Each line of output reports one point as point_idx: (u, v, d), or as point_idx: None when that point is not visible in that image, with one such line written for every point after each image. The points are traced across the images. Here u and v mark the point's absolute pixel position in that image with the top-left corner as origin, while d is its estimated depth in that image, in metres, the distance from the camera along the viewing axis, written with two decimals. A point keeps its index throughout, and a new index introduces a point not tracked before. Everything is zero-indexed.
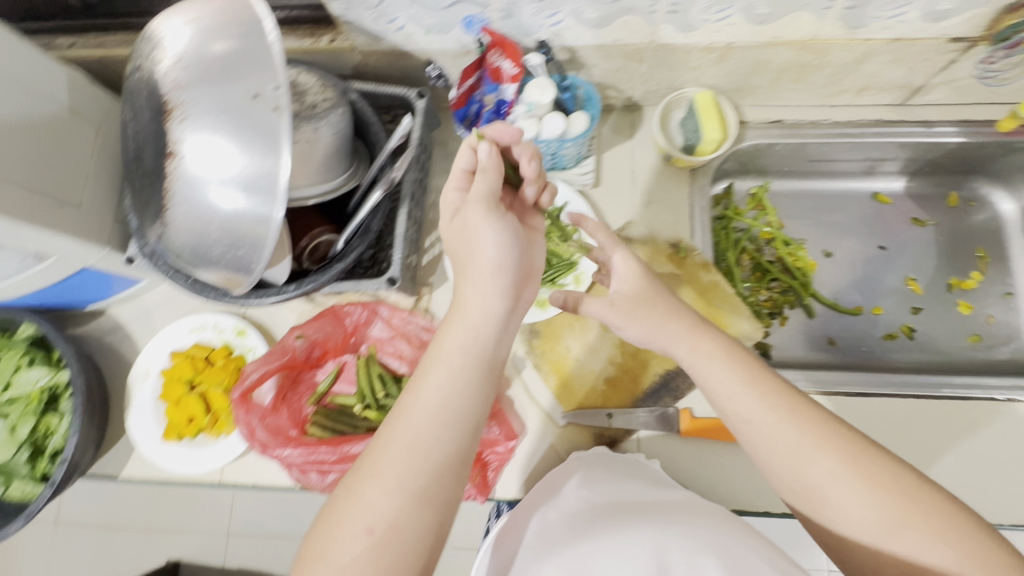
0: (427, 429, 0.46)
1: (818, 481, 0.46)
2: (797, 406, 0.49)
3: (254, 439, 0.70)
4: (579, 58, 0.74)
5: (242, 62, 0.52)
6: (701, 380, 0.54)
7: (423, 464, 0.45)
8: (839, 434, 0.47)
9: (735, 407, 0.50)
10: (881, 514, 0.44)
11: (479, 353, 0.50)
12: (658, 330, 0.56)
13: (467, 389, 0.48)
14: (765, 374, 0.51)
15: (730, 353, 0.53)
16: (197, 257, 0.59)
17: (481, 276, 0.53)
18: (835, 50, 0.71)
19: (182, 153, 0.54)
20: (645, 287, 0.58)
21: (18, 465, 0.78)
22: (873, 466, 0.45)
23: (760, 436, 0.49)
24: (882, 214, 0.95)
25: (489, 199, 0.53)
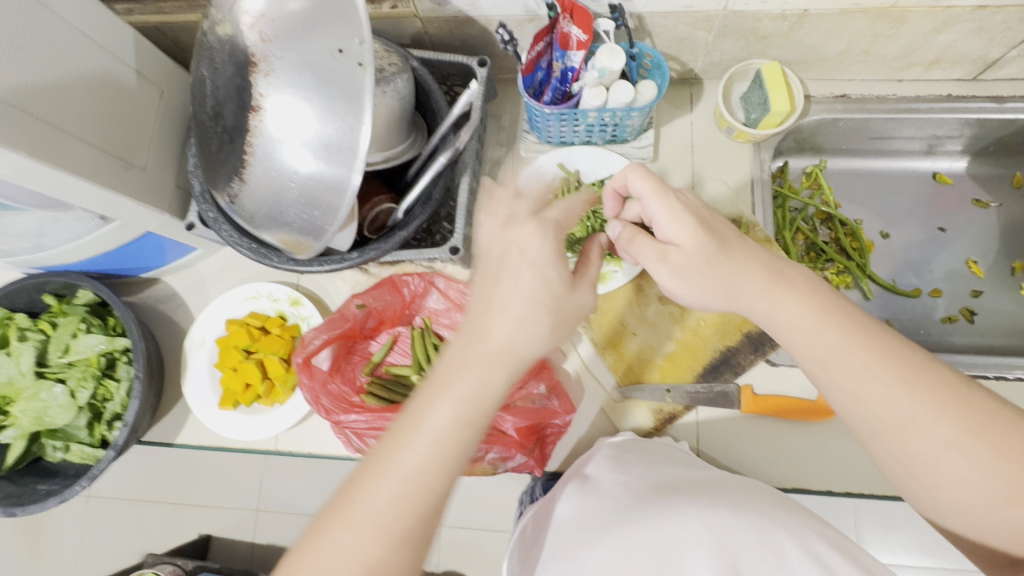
0: (419, 475, 0.43)
1: (929, 452, 0.42)
2: (908, 372, 0.43)
3: (318, 404, 0.70)
4: (646, 26, 0.72)
5: (328, 16, 0.51)
6: (788, 341, 0.48)
7: (413, 507, 0.43)
8: (964, 396, 0.42)
9: (834, 374, 0.45)
10: (1005, 487, 0.40)
11: (486, 395, 0.45)
12: (722, 291, 0.50)
13: (464, 430, 0.44)
14: (874, 331, 0.45)
15: (824, 312, 0.46)
16: (271, 218, 0.59)
17: (502, 318, 0.47)
18: (914, 19, 0.69)
19: (263, 110, 0.53)
20: (704, 240, 0.50)
21: (77, 429, 0.78)
22: (1003, 436, 0.41)
23: (863, 406, 0.44)
24: (942, 195, 0.93)
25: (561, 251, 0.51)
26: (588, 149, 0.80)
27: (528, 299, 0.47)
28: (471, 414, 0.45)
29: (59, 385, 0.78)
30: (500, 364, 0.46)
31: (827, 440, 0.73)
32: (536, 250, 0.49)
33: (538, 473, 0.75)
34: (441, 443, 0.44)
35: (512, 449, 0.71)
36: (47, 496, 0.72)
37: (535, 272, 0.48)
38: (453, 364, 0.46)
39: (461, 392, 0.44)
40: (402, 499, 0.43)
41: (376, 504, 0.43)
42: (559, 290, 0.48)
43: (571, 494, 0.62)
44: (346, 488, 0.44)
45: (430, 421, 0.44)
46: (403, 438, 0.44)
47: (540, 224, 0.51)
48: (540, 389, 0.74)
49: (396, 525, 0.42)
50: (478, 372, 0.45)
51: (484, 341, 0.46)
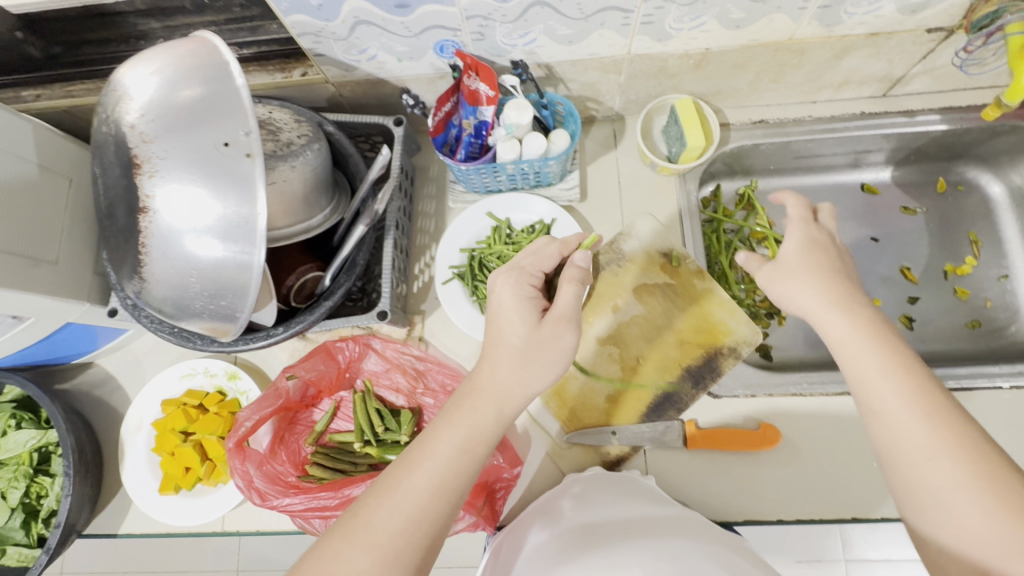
0: (420, 499, 0.47)
1: (936, 481, 0.44)
2: (934, 410, 0.47)
3: (252, 489, 0.69)
4: (556, 74, 0.73)
5: (211, 110, 0.51)
6: (840, 356, 0.53)
7: (412, 531, 0.46)
8: (981, 448, 0.44)
9: (867, 390, 0.50)
10: (1001, 530, 0.41)
11: (483, 431, 0.51)
12: (812, 302, 0.57)
13: (461, 459, 0.49)
14: (915, 368, 0.49)
15: (882, 339, 0.52)
16: (178, 309, 0.57)
17: (489, 359, 0.55)
18: (813, 49, 0.70)
19: (154, 209, 0.52)
20: (801, 256, 0.59)
21: (12, 531, 0.75)
22: (1013, 489, 0.42)
23: (884, 422, 0.48)
24: (872, 205, 0.95)
25: (529, 299, 0.57)
26: (513, 196, 0.81)
27: (522, 342, 0.55)
28: (472, 446, 0.50)
29: None
30: (495, 405, 0.52)
31: (776, 468, 0.73)
32: (501, 291, 0.58)
33: (489, 530, 0.73)
34: (443, 469, 0.48)
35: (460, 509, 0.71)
36: None
37: (510, 314, 0.56)
38: (457, 399, 0.53)
39: (461, 423, 0.51)
40: (400, 522, 0.46)
41: (378, 522, 0.46)
42: (528, 329, 0.55)
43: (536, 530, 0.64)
44: (353, 507, 0.48)
45: (433, 448, 0.49)
46: (412, 463, 0.49)
47: (510, 271, 0.60)
48: None
49: (392, 548, 0.45)
50: (475, 405, 0.52)
51: (481, 380, 0.54)
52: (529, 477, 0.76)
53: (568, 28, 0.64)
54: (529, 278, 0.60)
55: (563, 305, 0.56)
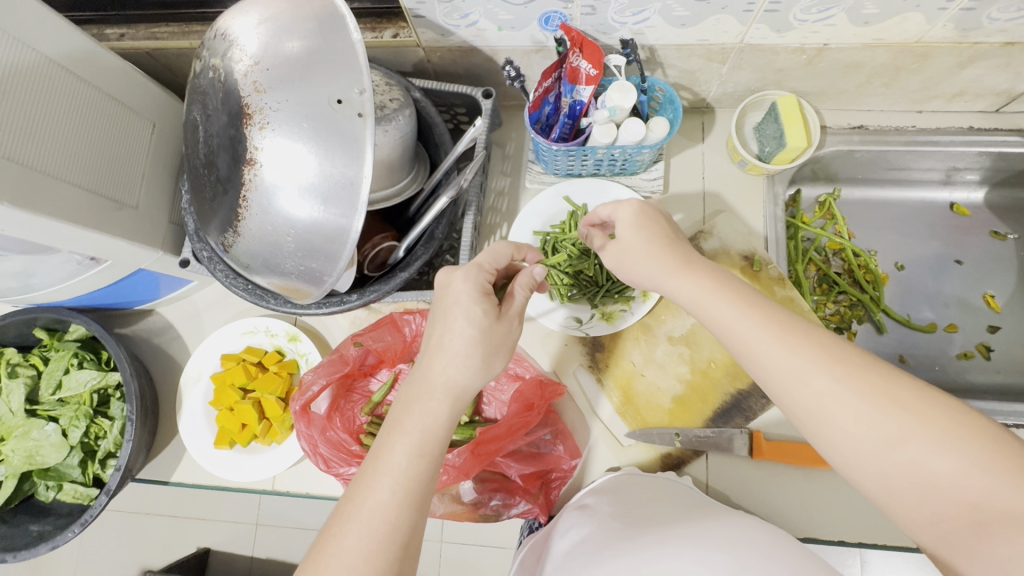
0: (386, 513, 0.44)
1: (811, 402, 0.42)
2: (786, 327, 0.45)
3: (316, 454, 0.69)
4: (659, 58, 0.70)
5: (328, 65, 0.49)
6: (690, 311, 0.51)
7: (381, 553, 0.42)
8: (836, 349, 0.43)
9: (727, 334, 0.47)
10: (881, 427, 0.39)
11: (437, 428, 0.48)
12: (649, 274, 0.55)
13: (420, 463, 0.46)
14: (755, 297, 0.48)
15: (716, 283, 0.50)
16: (267, 267, 0.56)
17: (439, 356, 0.51)
18: (938, 54, 0.66)
19: (259, 162, 0.51)
20: (641, 233, 0.56)
21: (69, 468, 0.76)
22: (876, 378, 0.40)
23: (751, 362, 0.45)
24: (958, 226, 0.90)
25: (483, 291, 0.53)
26: (594, 182, 0.77)
27: (459, 334, 0.51)
28: (427, 449, 0.47)
29: (52, 423, 0.76)
30: (443, 396, 0.49)
31: (839, 485, 0.71)
32: (461, 289, 0.53)
33: (543, 519, 0.72)
34: (402, 478, 0.45)
35: (516, 494, 0.70)
36: (39, 540, 0.70)
37: (462, 307, 0.52)
38: (403, 403, 0.50)
39: (412, 427, 0.47)
40: (372, 540, 0.43)
41: (346, 549, 0.42)
42: (487, 324, 0.52)
43: (570, 528, 0.64)
44: (317, 540, 0.44)
45: (387, 459, 0.46)
46: (367, 480, 0.45)
47: (463, 267, 0.55)
48: (545, 434, 0.73)
49: (367, 571, 0.41)
50: (424, 406, 0.49)
51: (428, 376, 0.50)
52: (584, 470, 0.74)
53: (686, 10, 0.60)
54: (488, 276, 0.55)
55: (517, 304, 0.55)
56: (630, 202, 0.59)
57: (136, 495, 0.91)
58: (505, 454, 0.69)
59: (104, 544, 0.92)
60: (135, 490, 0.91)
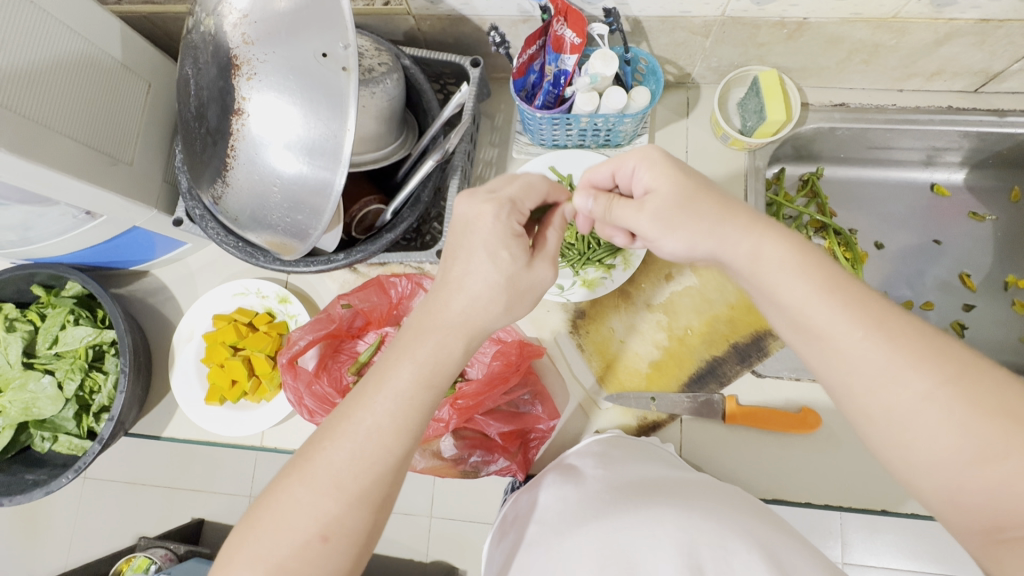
0: (380, 437, 0.47)
1: (902, 405, 0.40)
2: (881, 318, 0.42)
3: (302, 405, 0.71)
4: (643, 30, 0.71)
5: (313, 20, 0.50)
6: (764, 288, 0.47)
7: (369, 471, 0.46)
8: (937, 347, 0.40)
9: (810, 318, 0.44)
10: (974, 441, 0.38)
11: (446, 363, 0.50)
12: (708, 231, 0.49)
13: (422, 394, 0.49)
14: (844, 278, 0.44)
15: (800, 255, 0.46)
16: (255, 220, 0.58)
17: (459, 294, 0.52)
18: (915, 30, 0.68)
19: (247, 113, 0.52)
20: (680, 183, 0.50)
21: (65, 421, 0.79)
22: (977, 387, 0.39)
23: (834, 353, 0.43)
24: (938, 206, 0.92)
25: (511, 235, 0.53)
26: (580, 153, 0.79)
27: (486, 278, 0.51)
28: (430, 382, 0.49)
29: (48, 376, 0.79)
30: (458, 333, 0.51)
31: (808, 451, 0.73)
32: (489, 230, 0.52)
33: (521, 477, 0.75)
34: (403, 407, 0.48)
35: (495, 452, 0.73)
36: (35, 486, 0.73)
37: (486, 252, 0.52)
38: (417, 330, 0.51)
39: (422, 357, 0.50)
40: (362, 460, 0.46)
41: (336, 462, 0.46)
42: (513, 270, 0.52)
43: (553, 483, 0.67)
44: (308, 446, 0.48)
45: (390, 386, 0.48)
46: (366, 402, 0.48)
47: (494, 201, 0.53)
48: (525, 395, 0.75)
49: (353, 486, 0.46)
50: (436, 339, 0.50)
51: (446, 310, 0.51)
52: (562, 432, 0.77)
53: None
54: (519, 217, 0.54)
55: (551, 246, 0.56)
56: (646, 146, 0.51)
57: (128, 454, 0.94)
58: (484, 411, 0.72)
59: (99, 499, 0.95)
60: (127, 449, 0.93)
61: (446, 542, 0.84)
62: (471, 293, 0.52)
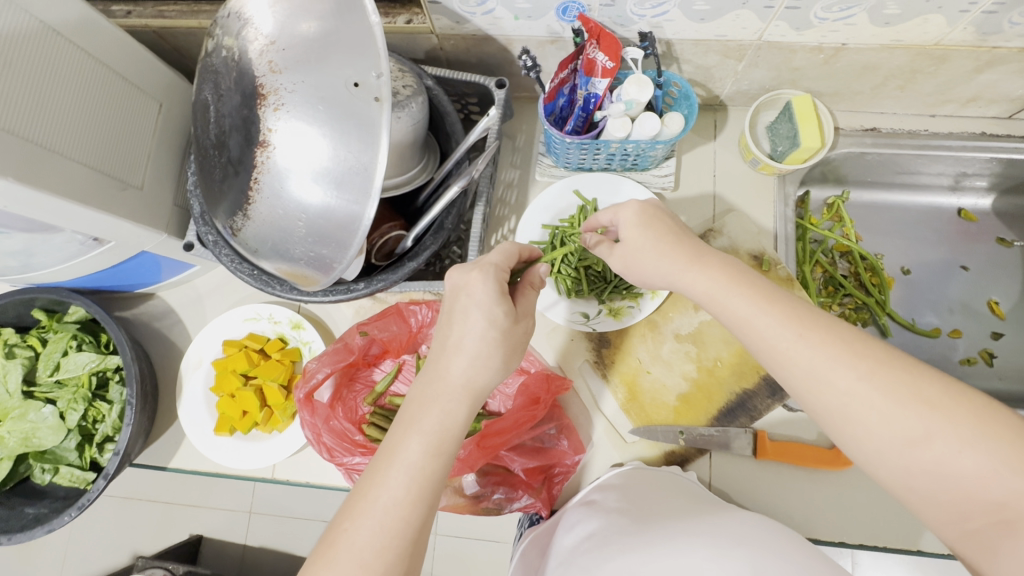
0: (399, 511, 0.44)
1: (837, 402, 0.41)
2: (806, 324, 0.44)
3: (320, 442, 0.68)
4: (675, 52, 0.69)
5: (344, 47, 0.47)
6: (709, 307, 0.50)
7: (394, 547, 0.43)
8: (856, 344, 0.42)
9: (748, 331, 0.46)
10: (904, 426, 0.39)
11: (454, 428, 0.48)
12: (658, 266, 0.53)
13: (435, 462, 0.46)
14: (774, 292, 0.47)
15: (732, 280, 0.49)
16: (275, 252, 0.55)
17: (458, 355, 0.50)
18: (956, 57, 0.66)
19: (273, 144, 0.49)
20: (646, 235, 0.55)
21: (67, 451, 0.75)
22: (901, 376, 0.40)
23: (772, 361, 0.45)
24: (965, 232, 0.90)
25: (503, 296, 0.52)
26: (607, 177, 0.77)
27: (480, 336, 0.50)
28: (442, 446, 0.47)
29: (49, 405, 0.75)
30: (463, 397, 0.49)
31: (839, 486, 0.71)
32: (482, 295, 0.51)
33: (544, 513, 0.72)
34: (417, 477, 0.45)
35: (519, 488, 0.70)
36: (35, 523, 0.69)
37: (481, 311, 0.51)
38: (421, 400, 0.49)
39: (429, 426, 0.47)
40: (385, 536, 0.43)
41: (359, 543, 0.43)
42: (507, 326, 0.51)
43: (577, 523, 0.64)
44: (330, 530, 0.45)
45: (404, 457, 0.46)
46: (380, 477, 0.45)
47: (481, 269, 0.53)
48: (549, 428, 0.72)
49: (380, 564, 0.43)
50: (443, 405, 0.48)
51: (447, 375, 0.49)
52: (587, 466, 0.74)
53: (706, 4, 0.60)
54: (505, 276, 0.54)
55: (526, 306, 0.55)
56: (630, 202, 0.57)
57: (131, 482, 0.90)
58: (509, 446, 0.69)
59: (99, 529, 0.91)
60: (129, 476, 0.90)
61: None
62: (472, 356, 0.50)
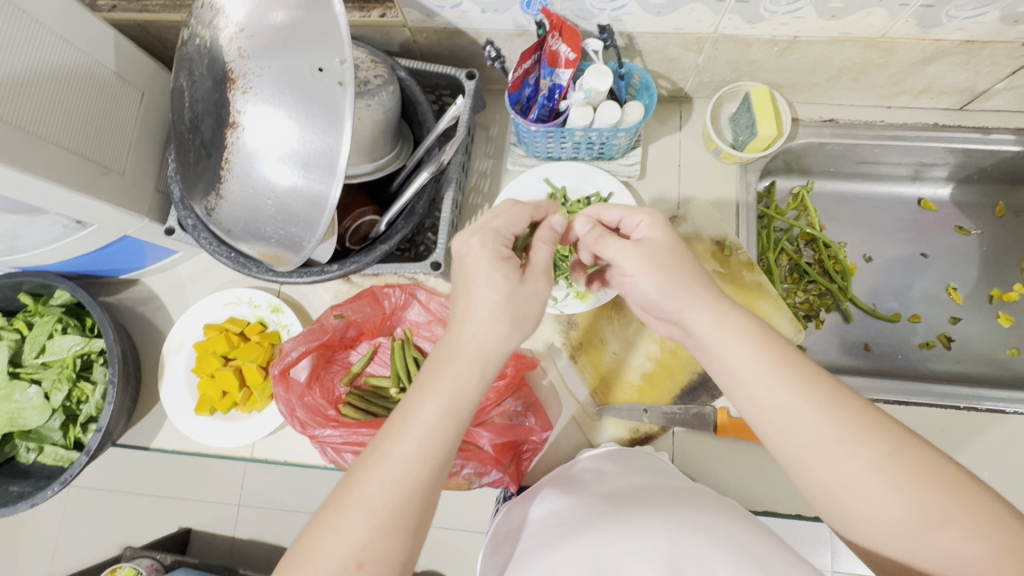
0: (409, 466, 0.46)
1: (850, 478, 0.41)
2: (826, 395, 0.43)
3: (293, 417, 0.70)
4: (637, 45, 0.72)
5: (309, 34, 0.50)
6: (721, 364, 0.48)
7: (406, 500, 0.46)
8: (874, 422, 0.42)
9: (766, 396, 0.45)
10: (914, 510, 0.40)
11: (466, 392, 0.49)
12: (683, 289, 0.50)
13: (447, 422, 0.48)
14: (791, 354, 0.46)
15: (752, 334, 0.47)
16: (248, 232, 0.58)
17: (468, 323, 0.52)
18: (903, 49, 0.69)
19: (242, 126, 0.52)
20: (667, 239, 0.53)
21: (51, 431, 0.78)
22: (916, 460, 0.41)
23: (790, 426, 0.44)
24: (924, 220, 0.93)
25: (501, 256, 0.54)
26: (575, 166, 0.80)
27: (489, 305, 0.52)
28: (456, 409, 0.49)
29: (34, 386, 0.78)
30: (475, 363, 0.50)
31: None
32: (481, 255, 0.54)
33: (512, 488, 0.74)
34: (429, 436, 0.47)
35: (487, 464, 0.71)
36: (19, 498, 0.71)
37: (483, 277, 0.53)
38: (437, 362, 0.51)
39: (443, 388, 0.49)
40: (394, 489, 0.46)
41: (370, 494, 0.45)
42: (509, 288, 0.52)
43: (547, 497, 0.67)
44: (344, 480, 0.47)
45: (417, 416, 0.48)
46: (394, 434, 0.48)
47: (481, 233, 0.55)
48: (517, 406, 0.75)
49: (389, 514, 0.45)
50: (457, 370, 0.50)
51: (458, 342, 0.51)
52: (556, 444, 0.77)
53: None
54: (505, 240, 0.56)
55: (540, 262, 0.56)
56: (643, 211, 0.56)
57: (115, 465, 0.92)
58: (478, 422, 0.72)
59: (82, 512, 0.93)
60: (113, 460, 0.92)
61: (437, 554, 0.83)
62: (490, 327, 0.51)
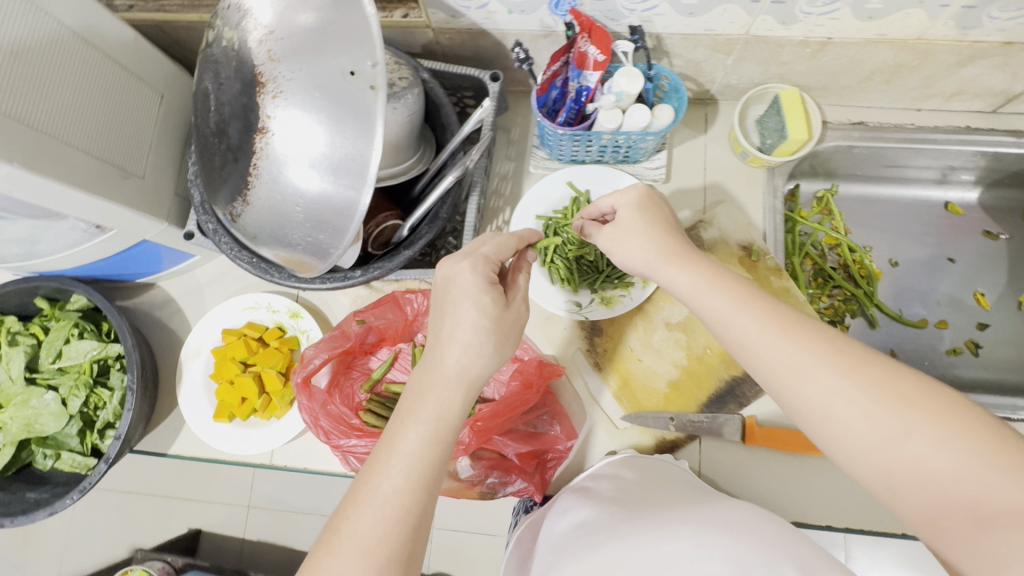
0: (398, 499, 0.44)
1: (816, 399, 0.40)
2: (785, 322, 0.44)
3: (317, 426, 0.69)
4: (665, 47, 0.71)
5: (340, 36, 0.49)
6: (695, 311, 0.49)
7: (395, 533, 0.43)
8: (837, 343, 0.42)
9: (730, 331, 0.46)
10: (881, 424, 0.38)
11: (451, 416, 0.48)
12: (648, 253, 0.54)
13: (433, 450, 0.46)
14: (757, 293, 0.47)
15: (716, 278, 0.49)
16: (274, 238, 0.57)
17: (452, 345, 0.50)
18: (940, 51, 0.67)
19: (271, 131, 0.51)
20: (636, 215, 0.56)
21: (68, 437, 0.77)
22: (878, 375, 0.39)
23: (756, 356, 0.44)
24: (952, 224, 0.92)
25: (489, 281, 0.53)
26: (600, 169, 0.78)
27: (473, 326, 0.51)
28: (440, 435, 0.47)
29: (51, 391, 0.77)
30: (457, 387, 0.49)
31: (826, 472, 0.72)
32: (468, 283, 0.52)
33: (537, 498, 0.73)
34: (415, 465, 0.46)
35: (512, 472, 0.71)
36: (37, 505, 0.70)
37: (469, 299, 0.51)
38: (416, 390, 0.49)
39: (426, 416, 0.47)
40: (384, 524, 0.43)
41: (361, 530, 0.43)
42: (497, 313, 0.52)
43: (570, 507, 0.64)
44: (333, 520, 0.45)
45: (401, 446, 0.46)
46: (380, 466, 0.46)
47: (471, 257, 0.53)
48: (541, 414, 0.74)
49: (381, 550, 0.43)
50: (440, 395, 0.48)
51: (441, 366, 0.50)
52: (579, 452, 0.76)
53: None
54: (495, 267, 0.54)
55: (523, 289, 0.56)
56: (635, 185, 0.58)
57: (130, 470, 0.91)
58: (502, 431, 0.71)
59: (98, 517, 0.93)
60: (129, 465, 0.91)
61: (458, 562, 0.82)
62: (473, 348, 0.50)
